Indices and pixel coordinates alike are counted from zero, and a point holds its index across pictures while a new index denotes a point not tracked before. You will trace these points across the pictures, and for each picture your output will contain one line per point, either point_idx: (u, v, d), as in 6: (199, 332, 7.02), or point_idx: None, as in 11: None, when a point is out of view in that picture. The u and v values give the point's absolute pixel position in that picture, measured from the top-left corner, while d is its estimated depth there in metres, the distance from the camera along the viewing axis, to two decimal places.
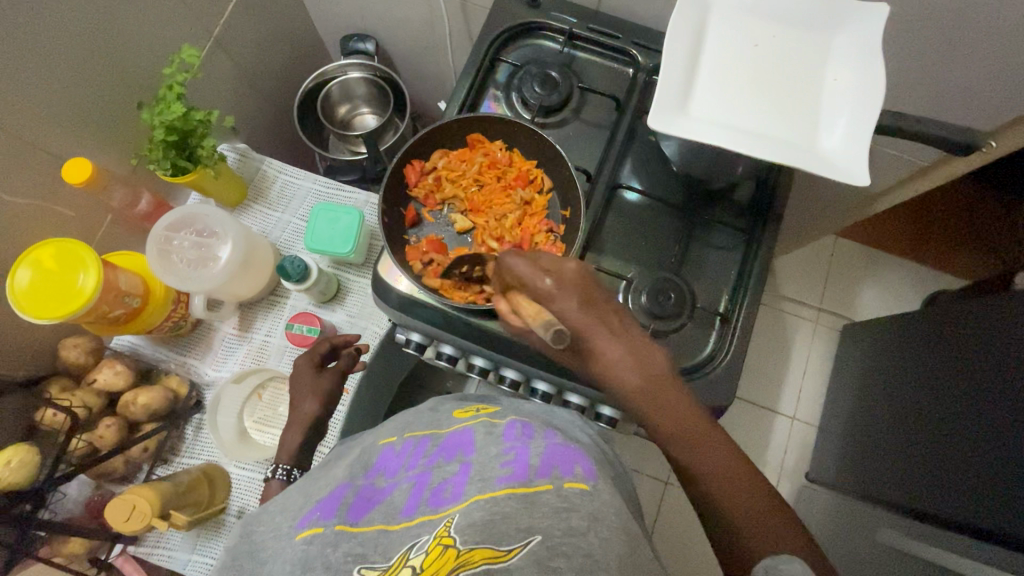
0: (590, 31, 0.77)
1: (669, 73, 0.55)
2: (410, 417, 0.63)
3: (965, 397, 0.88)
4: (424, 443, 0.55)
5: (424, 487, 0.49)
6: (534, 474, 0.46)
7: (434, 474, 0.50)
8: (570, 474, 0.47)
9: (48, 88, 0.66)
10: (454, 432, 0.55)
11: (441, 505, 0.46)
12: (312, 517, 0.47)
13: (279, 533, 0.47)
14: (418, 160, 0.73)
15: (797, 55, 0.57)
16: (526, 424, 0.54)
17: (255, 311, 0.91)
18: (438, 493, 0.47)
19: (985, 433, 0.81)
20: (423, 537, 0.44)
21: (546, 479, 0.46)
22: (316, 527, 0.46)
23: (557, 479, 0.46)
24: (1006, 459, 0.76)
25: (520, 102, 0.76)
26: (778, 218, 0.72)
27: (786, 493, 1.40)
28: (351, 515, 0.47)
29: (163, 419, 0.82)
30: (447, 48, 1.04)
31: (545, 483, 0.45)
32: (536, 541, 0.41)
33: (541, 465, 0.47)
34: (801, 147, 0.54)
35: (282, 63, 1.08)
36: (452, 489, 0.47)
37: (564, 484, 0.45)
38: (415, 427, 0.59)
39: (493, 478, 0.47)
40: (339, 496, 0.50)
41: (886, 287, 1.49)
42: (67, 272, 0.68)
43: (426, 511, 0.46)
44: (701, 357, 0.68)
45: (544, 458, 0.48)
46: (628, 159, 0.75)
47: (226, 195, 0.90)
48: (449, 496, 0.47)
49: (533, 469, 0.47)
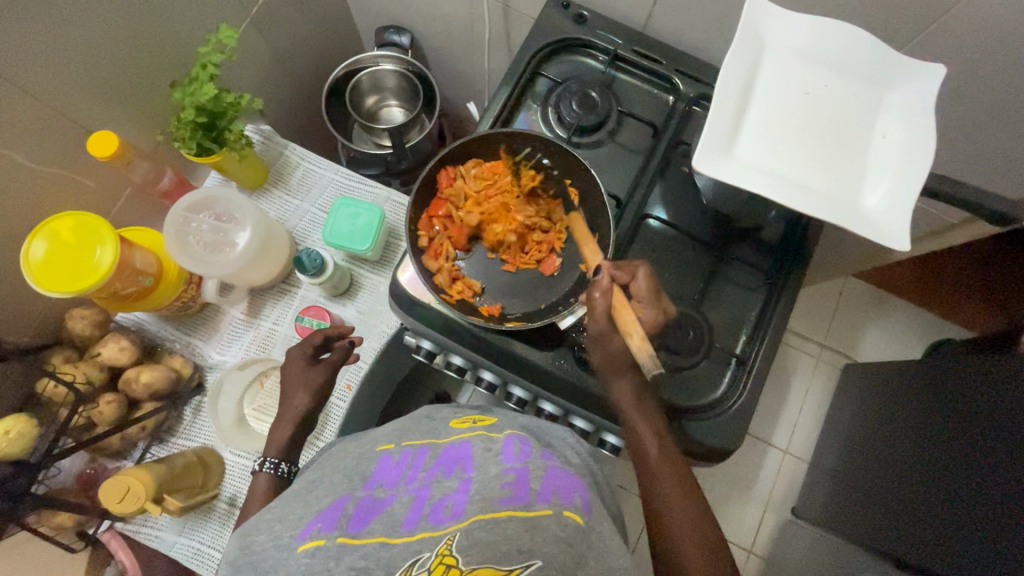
0: (634, 53, 0.76)
1: (717, 114, 0.54)
2: (406, 423, 0.60)
3: (949, 451, 0.89)
4: (423, 454, 0.54)
5: (424, 502, 0.47)
6: (535, 498, 0.46)
7: (433, 489, 0.49)
8: (568, 503, 0.47)
9: (81, 56, 0.65)
10: (451, 444, 0.54)
11: (441, 523, 0.45)
12: (313, 529, 0.45)
13: (280, 543, 0.45)
14: (451, 166, 0.69)
15: (848, 108, 0.56)
16: (523, 438, 0.55)
17: (265, 299, 0.90)
18: (438, 510, 0.46)
19: (968, 492, 0.82)
20: (425, 553, 0.42)
21: (546, 504, 0.46)
22: (318, 538, 0.44)
23: (557, 506, 0.47)
24: (985, 517, 0.77)
25: (556, 118, 0.75)
26: (805, 262, 0.71)
27: (770, 524, 1.41)
28: (352, 525, 0.45)
29: (163, 399, 0.81)
30: (483, 50, 1.02)
31: (546, 509, 0.46)
32: (537, 566, 0.41)
33: (542, 491, 0.48)
34: (844, 204, 0.53)
35: (315, 47, 1.06)
36: (452, 505, 0.46)
37: (563, 513, 0.46)
38: (413, 435, 0.57)
39: (493, 498, 0.46)
40: (340, 505, 0.47)
41: (890, 330, 1.49)
42: (80, 245, 0.66)
43: (427, 527, 0.44)
44: (712, 397, 0.67)
45: (544, 483, 0.49)
46: (658, 187, 0.74)
47: (246, 178, 0.89)
48: (451, 513, 0.45)
49: (534, 493, 0.47)
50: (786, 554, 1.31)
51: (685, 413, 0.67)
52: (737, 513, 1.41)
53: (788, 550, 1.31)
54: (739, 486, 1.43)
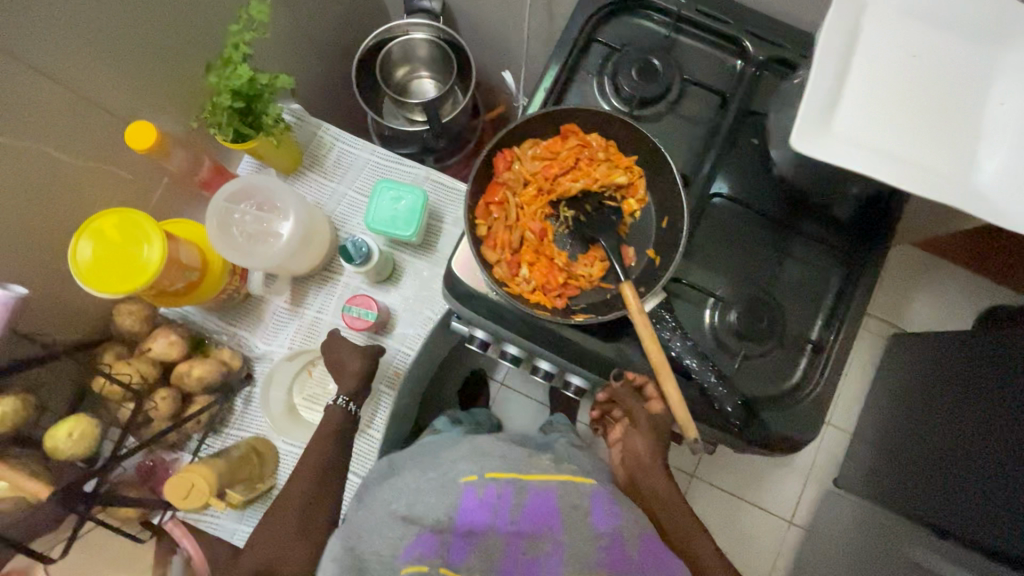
0: (697, 13, 0.69)
1: (815, 84, 0.48)
2: (480, 448, 0.58)
3: (992, 419, 0.87)
4: (509, 496, 0.52)
5: (518, 551, 0.51)
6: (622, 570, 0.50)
7: (527, 543, 0.51)
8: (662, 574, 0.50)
9: (110, 39, 0.61)
10: (541, 488, 0.54)
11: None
12: (414, 552, 0.50)
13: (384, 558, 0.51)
14: (508, 147, 0.62)
15: (960, 72, 0.50)
16: (612, 494, 0.55)
17: (307, 286, 0.87)
18: (528, 559, 0.51)
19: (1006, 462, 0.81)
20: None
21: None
22: (421, 565, 0.49)
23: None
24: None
25: (613, 90, 0.69)
26: (886, 239, 0.66)
27: (811, 496, 1.40)
28: (452, 555, 0.51)
29: (215, 392, 0.81)
30: (519, 14, 0.95)
31: None
32: None
33: (634, 563, 0.50)
34: (957, 182, 0.48)
35: (341, 19, 1.00)
36: (546, 562, 0.50)
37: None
38: (495, 463, 0.55)
39: (585, 564, 0.50)
40: (437, 532, 0.51)
41: (940, 298, 1.42)
42: (126, 246, 0.64)
43: None
44: (787, 385, 0.64)
45: (636, 552, 0.50)
46: (725, 162, 0.69)
47: (281, 161, 0.85)
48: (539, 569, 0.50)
49: (627, 563, 0.50)
50: None
51: (763, 405, 0.63)
52: (778, 485, 1.41)
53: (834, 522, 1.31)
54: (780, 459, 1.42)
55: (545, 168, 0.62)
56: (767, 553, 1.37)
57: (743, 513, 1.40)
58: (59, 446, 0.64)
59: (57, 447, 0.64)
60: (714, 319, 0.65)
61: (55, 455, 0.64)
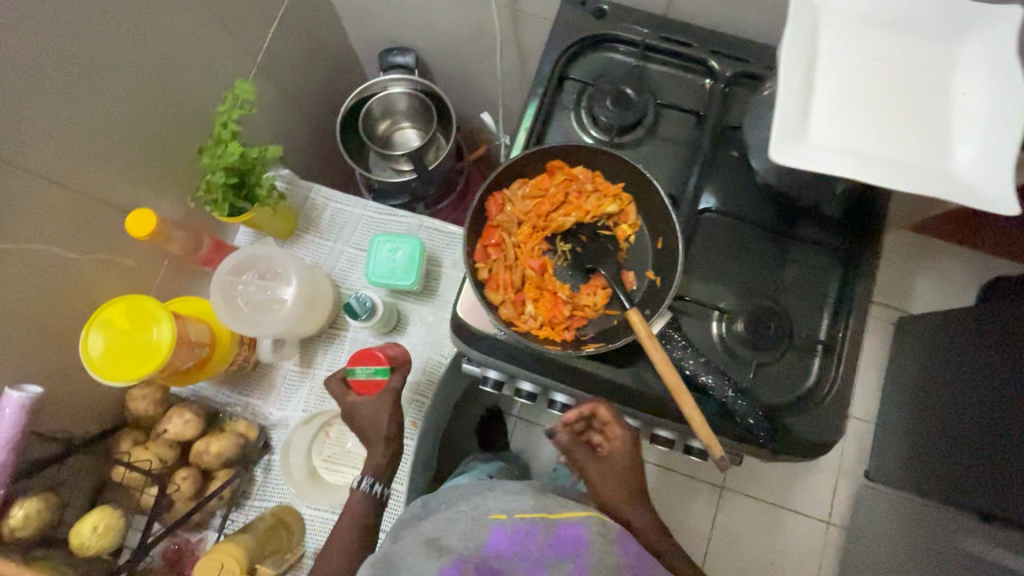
0: (662, 40, 0.72)
1: (786, 96, 0.50)
2: (492, 487, 0.54)
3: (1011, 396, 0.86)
4: (534, 531, 0.46)
5: None
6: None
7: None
8: None
9: (103, 134, 0.64)
10: (563, 520, 0.47)
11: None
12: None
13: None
14: (499, 190, 0.64)
15: (923, 67, 0.52)
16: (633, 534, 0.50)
17: (315, 347, 0.88)
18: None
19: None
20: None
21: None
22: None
23: None
24: None
25: (592, 122, 0.71)
26: (878, 233, 0.67)
27: (846, 492, 1.37)
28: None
29: (234, 465, 0.80)
30: (492, 59, 0.99)
31: None
32: None
33: None
34: (937, 171, 0.49)
35: (321, 84, 1.04)
36: None
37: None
38: (515, 500, 0.49)
39: None
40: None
41: (940, 276, 1.43)
42: (136, 332, 0.65)
43: None
44: (805, 388, 0.64)
45: None
46: (711, 177, 0.70)
47: (277, 227, 0.87)
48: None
49: None
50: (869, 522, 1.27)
51: (782, 411, 0.63)
52: (810, 486, 1.38)
53: (874, 517, 1.28)
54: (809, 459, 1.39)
55: (537, 207, 0.63)
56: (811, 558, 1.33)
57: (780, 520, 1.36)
58: (85, 541, 0.63)
59: (84, 544, 0.63)
60: (723, 331, 0.66)
61: (83, 552, 0.64)
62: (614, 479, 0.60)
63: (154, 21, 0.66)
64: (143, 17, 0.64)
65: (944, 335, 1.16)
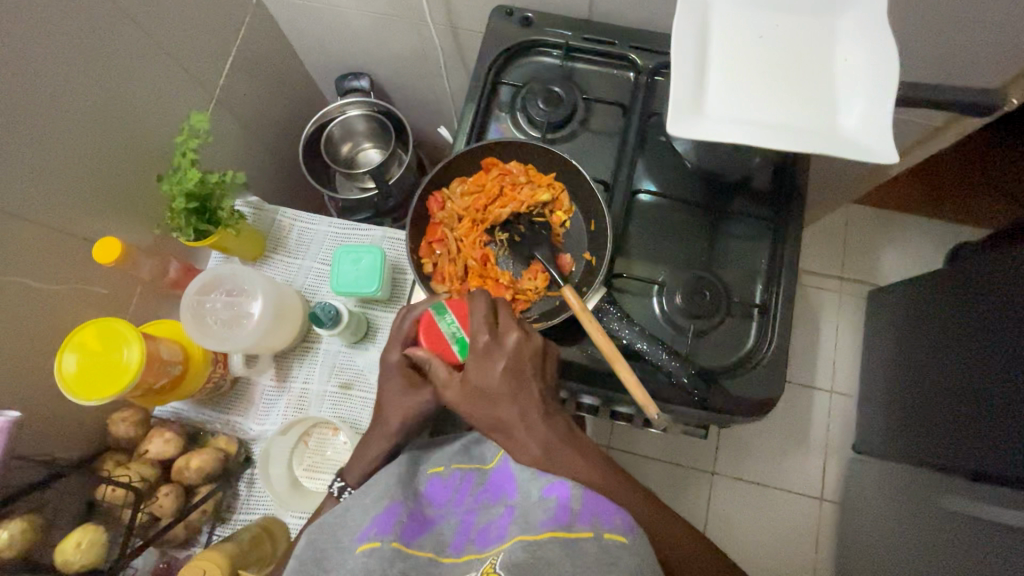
0: (585, 41, 0.78)
1: (681, 77, 0.55)
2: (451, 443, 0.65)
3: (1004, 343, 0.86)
4: (469, 479, 0.59)
5: (471, 526, 0.53)
6: (575, 519, 0.47)
7: (481, 515, 0.54)
8: (609, 525, 0.47)
9: (67, 170, 0.68)
10: (497, 467, 0.58)
11: (486, 545, 0.49)
12: (370, 531, 0.49)
13: (343, 544, 0.49)
14: (439, 190, 0.69)
15: (806, 42, 0.57)
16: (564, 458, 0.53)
17: (290, 361, 0.91)
18: (483, 534, 0.51)
19: None
20: (472, 572, 0.46)
21: (587, 525, 0.47)
22: (374, 541, 0.47)
23: (596, 529, 0.47)
24: None
25: (527, 121, 0.76)
26: (802, 200, 0.71)
27: (835, 470, 1.35)
28: (405, 534, 0.50)
29: (216, 480, 0.82)
30: (441, 76, 1.05)
31: (585, 531, 0.46)
32: None
33: (582, 512, 0.48)
34: (824, 133, 0.54)
35: (282, 112, 1.09)
36: (496, 527, 0.51)
37: (603, 535, 0.46)
38: (461, 457, 0.62)
39: (535, 521, 0.48)
40: (395, 511, 0.51)
41: (904, 248, 1.47)
42: (108, 351, 0.68)
43: (471, 550, 0.50)
44: (744, 350, 0.68)
45: (584, 503, 0.48)
46: (642, 162, 0.75)
47: (246, 250, 0.91)
48: (493, 536, 0.50)
49: (574, 514, 0.48)
50: (858, 495, 1.26)
51: (722, 373, 0.66)
52: (800, 465, 1.36)
53: (860, 489, 1.25)
54: (794, 437, 1.37)
55: (475, 202, 0.68)
56: (806, 539, 1.31)
57: (771, 501, 1.33)
58: (68, 558, 0.65)
59: (69, 561, 0.65)
60: (664, 305, 0.69)
61: (66, 568, 0.65)
62: (492, 408, 0.54)
63: (107, 63, 0.71)
64: (99, 61, 0.70)
65: (917, 300, 1.17)
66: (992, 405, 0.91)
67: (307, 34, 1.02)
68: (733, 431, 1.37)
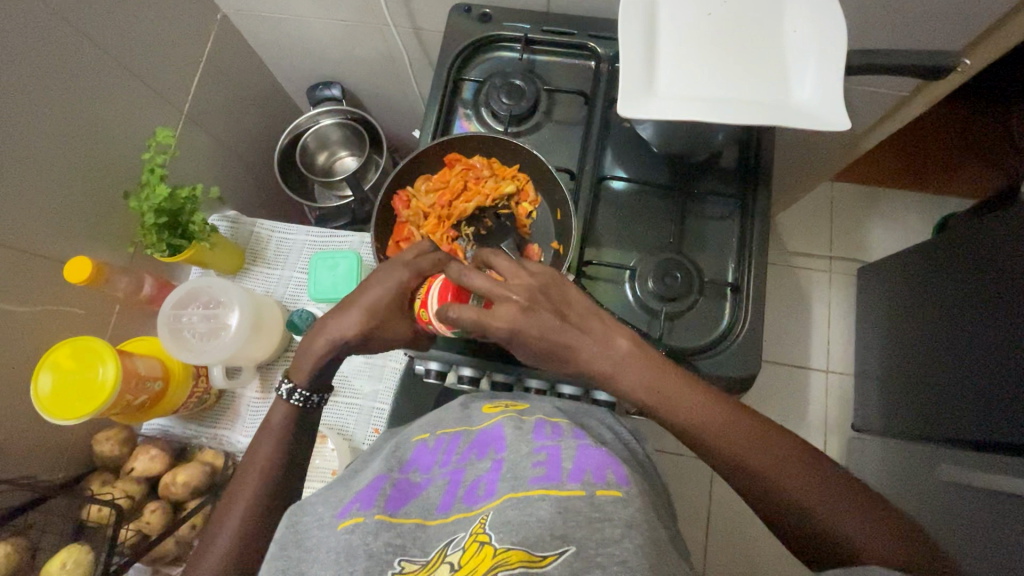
0: (544, 33, 0.78)
1: (630, 58, 0.55)
2: (438, 414, 0.61)
3: None
4: (457, 438, 0.55)
5: (459, 485, 0.49)
6: (567, 478, 0.45)
7: (467, 471, 0.50)
8: (602, 481, 0.45)
9: (36, 192, 0.69)
10: (485, 428, 0.55)
11: (476, 503, 0.46)
12: (352, 507, 0.45)
13: (323, 522, 0.45)
14: (405, 191, 0.71)
15: (754, 16, 0.57)
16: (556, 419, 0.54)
17: (274, 370, 0.90)
18: (472, 491, 0.47)
19: None
20: (460, 533, 0.43)
21: (578, 484, 0.44)
22: (357, 516, 0.44)
23: (589, 485, 0.44)
24: None
25: (491, 116, 0.76)
26: (768, 176, 0.71)
27: (835, 449, 1.33)
28: (389, 505, 0.46)
29: (204, 494, 0.82)
30: (410, 78, 1.05)
31: (578, 489, 0.44)
32: (570, 551, 0.39)
33: (573, 470, 0.46)
34: (777, 104, 0.54)
35: (254, 125, 1.10)
36: (485, 486, 0.47)
37: (595, 492, 0.43)
38: (447, 422, 0.58)
39: (526, 478, 0.45)
40: (377, 485, 0.48)
41: (894, 222, 1.43)
42: (83, 367, 0.69)
43: (462, 509, 0.46)
44: (720, 329, 0.67)
45: (576, 461, 0.46)
46: (609, 149, 0.75)
47: (224, 263, 0.91)
48: (483, 494, 0.46)
49: (566, 472, 0.45)
50: (860, 475, 1.23)
51: (696, 355, 0.66)
52: None
53: (861, 467, 1.23)
54: (792, 418, 1.34)
55: (439, 198, 0.69)
56: None
57: None
58: None
59: None
60: (637, 290, 0.69)
61: None
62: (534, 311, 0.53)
63: (71, 84, 0.72)
64: (63, 82, 0.70)
65: (906, 273, 1.16)
66: (985, 371, 0.90)
67: (274, 46, 1.02)
68: None
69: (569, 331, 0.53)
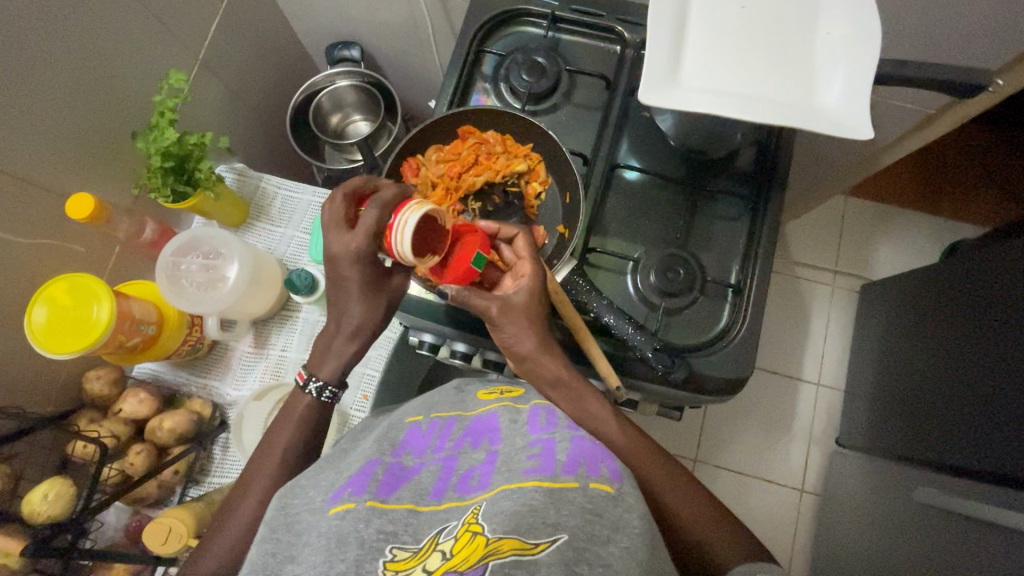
0: (572, 12, 0.76)
1: (657, 45, 0.54)
2: (433, 397, 0.63)
3: None
4: (450, 425, 0.56)
5: (452, 473, 0.50)
6: (561, 470, 0.45)
7: (460, 460, 0.51)
8: (596, 474, 0.45)
9: (46, 126, 0.68)
10: (479, 417, 0.56)
11: (468, 493, 0.46)
12: (343, 493, 0.45)
13: (313, 507, 0.44)
14: (415, 158, 0.69)
15: (788, 16, 0.56)
16: (549, 409, 0.55)
17: (269, 328, 0.91)
18: (466, 480, 0.48)
19: None
20: (451, 522, 0.43)
21: (572, 476, 0.44)
22: (348, 502, 0.43)
23: (583, 478, 0.44)
24: None
25: (510, 92, 0.75)
26: (783, 181, 0.70)
27: (817, 460, 1.34)
28: (380, 491, 0.45)
29: (189, 441, 0.82)
30: (432, 46, 1.03)
31: (571, 481, 0.44)
32: (563, 539, 0.39)
33: (568, 462, 0.46)
34: (802, 106, 0.52)
35: (269, 79, 1.08)
36: (479, 477, 0.48)
37: (589, 485, 0.44)
38: (440, 407, 0.60)
39: (520, 470, 0.46)
40: (368, 471, 0.48)
41: (903, 242, 1.41)
42: (78, 305, 0.69)
43: (454, 498, 0.46)
44: (718, 328, 0.67)
45: (569, 455, 0.47)
46: (625, 137, 0.74)
47: (228, 215, 0.91)
48: (475, 485, 0.47)
49: (560, 464, 0.46)
50: (839, 489, 1.23)
51: (689, 351, 0.66)
52: (782, 455, 1.34)
53: (840, 482, 1.24)
54: (776, 426, 1.35)
55: (449, 169, 0.68)
56: (785, 529, 1.30)
57: (750, 489, 1.32)
58: (37, 508, 0.66)
59: (35, 511, 0.66)
60: (638, 282, 0.68)
61: (33, 520, 0.66)
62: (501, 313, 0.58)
63: (90, 20, 0.70)
64: (81, 17, 0.69)
65: (909, 294, 1.16)
66: (975, 400, 0.90)
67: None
68: (715, 418, 1.36)
69: (522, 325, 0.58)
